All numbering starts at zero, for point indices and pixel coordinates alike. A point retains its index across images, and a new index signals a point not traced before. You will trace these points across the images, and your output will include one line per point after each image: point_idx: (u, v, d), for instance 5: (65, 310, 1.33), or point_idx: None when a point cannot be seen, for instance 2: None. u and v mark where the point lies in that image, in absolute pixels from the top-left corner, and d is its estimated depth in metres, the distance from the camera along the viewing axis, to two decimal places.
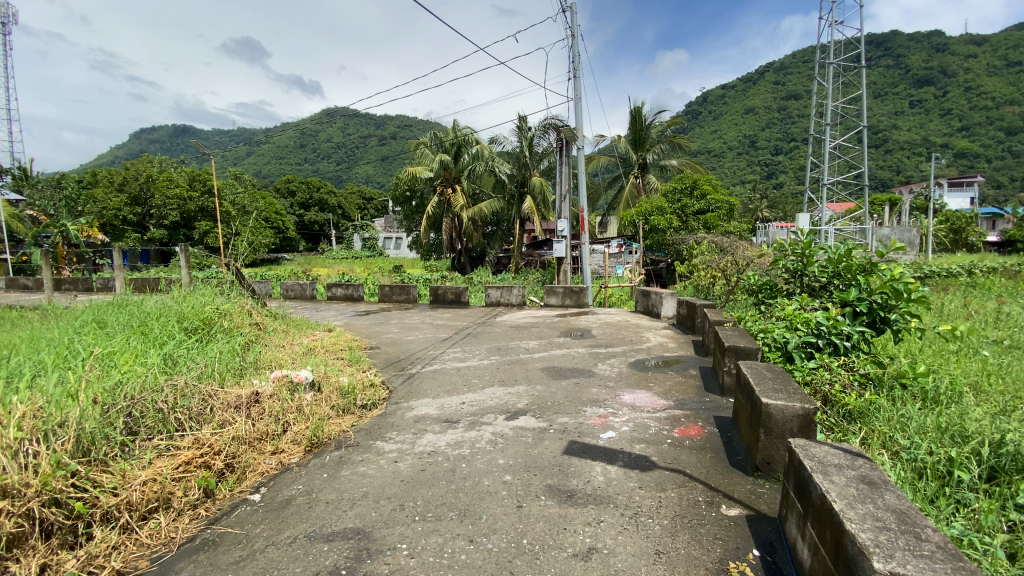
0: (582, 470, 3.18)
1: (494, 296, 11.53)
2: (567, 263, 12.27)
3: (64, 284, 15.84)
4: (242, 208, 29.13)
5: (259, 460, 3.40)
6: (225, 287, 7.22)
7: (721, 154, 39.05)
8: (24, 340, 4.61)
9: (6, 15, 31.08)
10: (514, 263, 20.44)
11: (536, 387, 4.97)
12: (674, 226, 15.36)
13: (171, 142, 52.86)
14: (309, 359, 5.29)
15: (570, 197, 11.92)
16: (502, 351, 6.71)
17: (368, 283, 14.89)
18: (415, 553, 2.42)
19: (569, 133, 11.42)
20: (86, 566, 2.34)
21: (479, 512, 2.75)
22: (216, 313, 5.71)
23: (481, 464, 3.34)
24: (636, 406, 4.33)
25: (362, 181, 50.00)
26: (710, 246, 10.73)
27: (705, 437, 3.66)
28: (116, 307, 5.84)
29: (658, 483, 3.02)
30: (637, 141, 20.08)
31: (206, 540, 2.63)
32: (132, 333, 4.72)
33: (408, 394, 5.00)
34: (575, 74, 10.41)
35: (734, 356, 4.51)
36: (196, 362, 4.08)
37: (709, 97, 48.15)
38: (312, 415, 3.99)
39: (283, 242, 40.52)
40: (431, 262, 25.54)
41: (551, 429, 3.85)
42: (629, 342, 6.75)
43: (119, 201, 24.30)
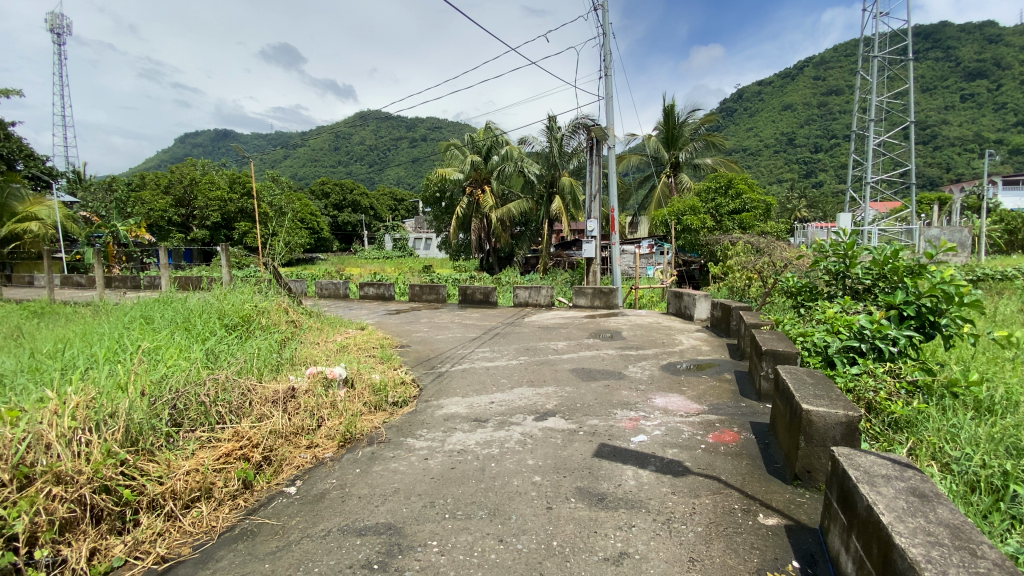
0: (613, 474, 3.13)
1: (522, 296, 11.53)
2: (596, 263, 12.10)
3: (114, 282, 16.64)
4: (278, 209, 30.05)
5: (295, 454, 3.51)
6: (263, 285, 7.44)
7: (758, 152, 37.89)
8: (78, 335, 4.84)
9: (62, 25, 33.09)
10: (543, 263, 20.41)
11: (565, 389, 4.94)
12: (707, 226, 14.96)
13: (213, 147, 55.18)
14: (342, 357, 5.39)
15: (600, 196, 11.75)
16: (531, 351, 6.70)
17: (400, 283, 15.00)
18: (445, 550, 2.43)
19: (599, 132, 11.32)
20: (133, 551, 2.49)
21: (509, 511, 2.75)
22: (255, 311, 5.90)
23: (510, 463, 3.33)
24: (668, 409, 4.25)
25: (393, 182, 50.69)
26: (746, 247, 10.47)
27: (741, 443, 3.55)
28: (162, 304, 6.10)
29: (692, 489, 2.94)
30: (670, 140, 19.74)
31: (245, 529, 2.71)
32: (177, 328, 4.94)
33: (438, 393, 5.03)
34: (607, 73, 10.29)
35: (772, 360, 4.37)
36: (236, 358, 4.19)
37: (745, 94, 46.78)
38: (345, 411, 4.09)
39: (318, 242, 41.53)
40: (460, 262, 25.82)
41: (581, 431, 3.81)
42: (661, 345, 6.62)
43: (165, 203, 25.43)
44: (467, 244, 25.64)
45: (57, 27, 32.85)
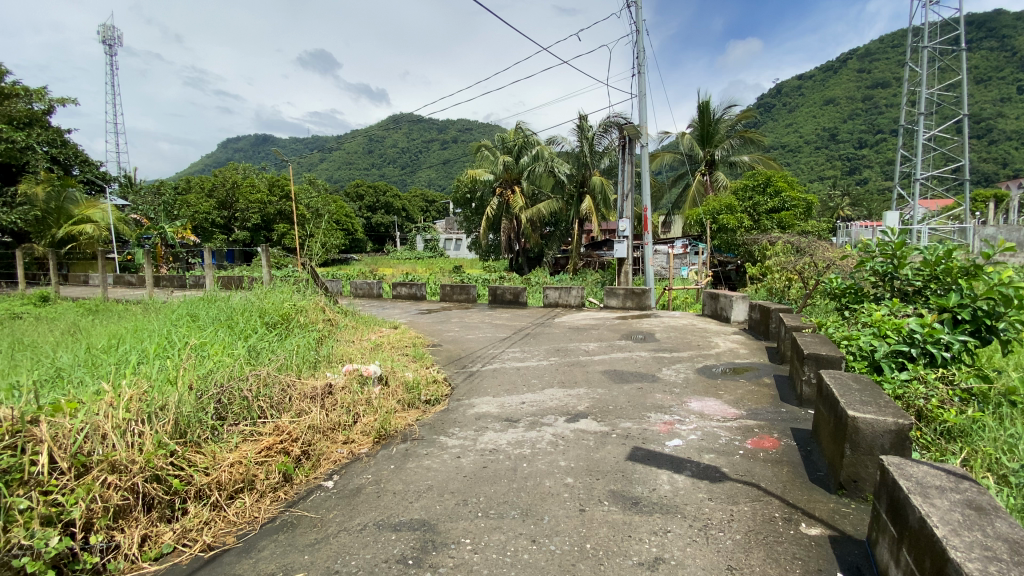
0: (647, 478, 3.08)
1: (552, 296, 11.49)
2: (628, 264, 11.94)
3: (162, 281, 17.51)
4: (315, 210, 30.93)
5: (332, 449, 3.59)
6: (300, 284, 7.67)
7: (797, 149, 36.57)
8: (130, 332, 5.09)
9: (112, 37, 34.89)
10: (573, 264, 20.26)
11: (597, 391, 4.88)
12: (744, 226, 14.52)
13: (254, 151, 57.40)
14: (376, 355, 5.51)
15: (633, 196, 11.60)
16: (561, 352, 6.66)
17: (431, 283, 15.16)
18: (478, 548, 2.44)
19: (632, 130, 11.15)
20: (181, 538, 2.61)
21: (541, 513, 2.73)
22: (293, 310, 6.11)
23: (542, 464, 3.32)
24: (704, 413, 4.15)
25: (425, 184, 51.41)
26: (786, 246, 10.12)
27: (781, 449, 3.44)
28: (207, 303, 6.36)
29: (730, 496, 2.86)
30: (704, 137, 19.31)
31: (285, 521, 2.80)
32: (221, 325, 5.15)
33: (469, 392, 5.07)
34: (640, 70, 10.13)
35: (814, 365, 4.17)
36: (277, 355, 4.32)
37: (784, 88, 45.21)
38: (380, 408, 4.17)
39: (353, 243, 42.51)
40: (490, 262, 25.97)
41: (614, 434, 3.76)
42: (697, 347, 6.46)
43: (209, 205, 26.52)
44: (497, 244, 25.72)
45: (108, 38, 34.71)
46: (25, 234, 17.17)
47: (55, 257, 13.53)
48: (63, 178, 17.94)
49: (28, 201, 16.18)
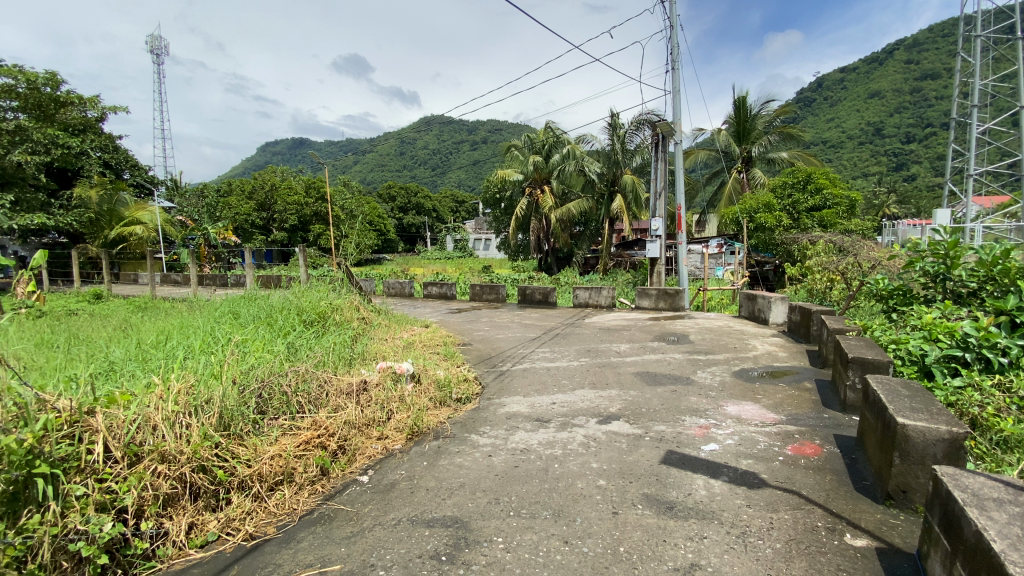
0: (682, 482, 3.02)
1: (582, 297, 11.41)
2: (661, 264, 11.74)
3: (206, 280, 18.25)
4: (349, 212, 31.64)
5: (367, 444, 3.67)
6: (336, 284, 7.86)
7: (840, 144, 35.15)
8: (176, 328, 5.33)
9: (159, 47, 36.59)
10: (603, 263, 20.04)
11: (630, 393, 4.81)
12: (783, 224, 14.04)
13: (291, 154, 59.25)
14: (409, 352, 5.61)
15: (666, 194, 11.38)
16: (593, 352, 6.60)
17: (461, 283, 15.27)
18: (510, 547, 2.44)
19: (665, 128, 10.92)
20: (225, 527, 2.71)
21: (574, 514, 2.72)
22: (329, 308, 6.28)
23: (574, 465, 3.30)
24: (741, 418, 4.04)
25: (455, 184, 51.86)
26: (828, 246, 9.73)
27: (824, 457, 3.31)
28: (248, 301, 6.59)
29: (769, 503, 2.77)
30: (741, 134, 18.78)
31: (323, 514, 2.87)
32: (261, 323, 5.35)
33: (500, 391, 5.09)
34: (674, 66, 9.94)
35: (859, 369, 3.93)
36: (314, 352, 4.45)
37: (825, 82, 43.47)
38: (412, 405, 4.24)
39: (385, 243, 43.27)
40: (519, 262, 26.04)
41: (647, 437, 3.70)
42: (733, 350, 6.29)
43: (249, 207, 27.53)
44: (526, 244, 25.75)
45: (156, 48, 36.42)
46: (80, 234, 18.27)
47: (107, 257, 14.30)
48: (114, 182, 18.95)
49: (83, 204, 17.25)
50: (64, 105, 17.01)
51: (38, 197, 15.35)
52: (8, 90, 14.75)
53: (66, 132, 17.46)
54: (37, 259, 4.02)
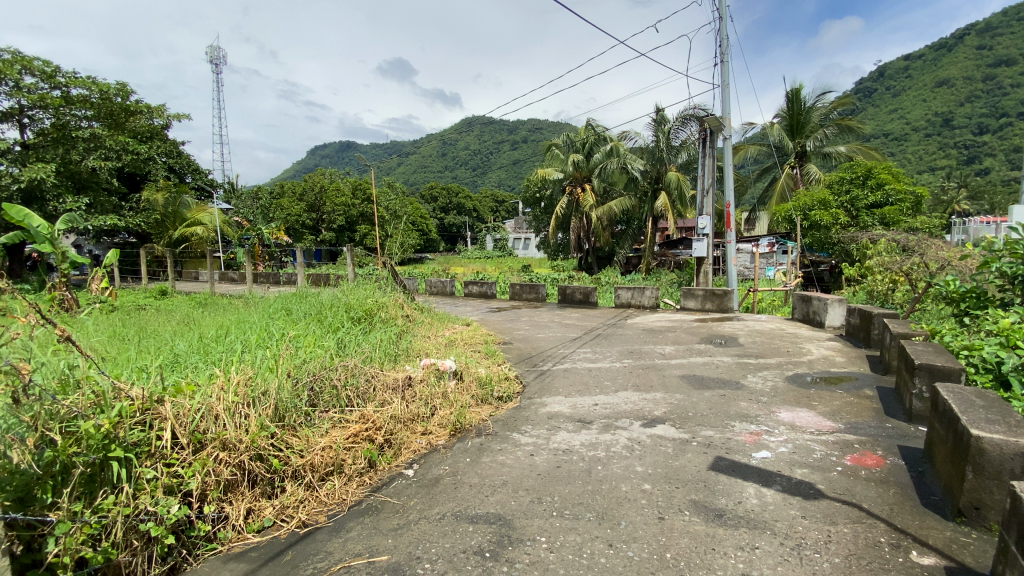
0: (731, 490, 2.92)
1: (624, 297, 11.23)
2: (708, 263, 11.39)
3: (260, 278, 19.13)
4: (393, 212, 32.41)
5: (412, 439, 3.76)
6: (381, 282, 8.07)
7: (903, 137, 32.98)
8: (234, 323, 5.62)
9: (218, 57, 38.74)
10: (646, 263, 19.62)
11: (675, 396, 4.69)
12: (840, 222, 13.35)
13: (339, 157, 61.36)
14: (451, 350, 5.69)
15: (714, 191, 11.02)
16: (636, 354, 6.47)
17: (501, 282, 15.33)
18: (554, 548, 2.43)
19: (713, 122, 10.56)
20: (280, 514, 2.84)
21: (618, 517, 2.68)
22: (376, 306, 6.48)
23: (618, 468, 3.25)
24: (795, 425, 3.86)
25: (496, 184, 52.19)
26: (891, 245, 9.15)
27: (888, 469, 3.12)
28: (299, 298, 6.86)
29: (827, 515, 2.64)
30: (795, 128, 17.96)
31: (370, 505, 2.95)
32: (312, 319, 5.57)
33: (541, 390, 5.09)
34: (723, 58, 9.61)
35: (927, 377, 3.69)
36: (361, 347, 4.59)
37: (887, 71, 40.85)
38: (455, 402, 4.31)
39: (427, 243, 44.03)
40: (559, 262, 25.97)
41: (694, 442, 3.60)
42: (786, 354, 6.01)
43: (300, 209, 28.70)
44: (566, 244, 25.65)
45: (216, 57, 38.56)
46: (147, 234, 19.57)
47: (172, 255, 15.24)
48: (178, 185, 20.26)
49: (150, 206, 18.56)
50: (134, 113, 18.11)
51: (111, 199, 16.53)
52: (83, 100, 15.92)
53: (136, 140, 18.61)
54: (110, 258, 4.25)
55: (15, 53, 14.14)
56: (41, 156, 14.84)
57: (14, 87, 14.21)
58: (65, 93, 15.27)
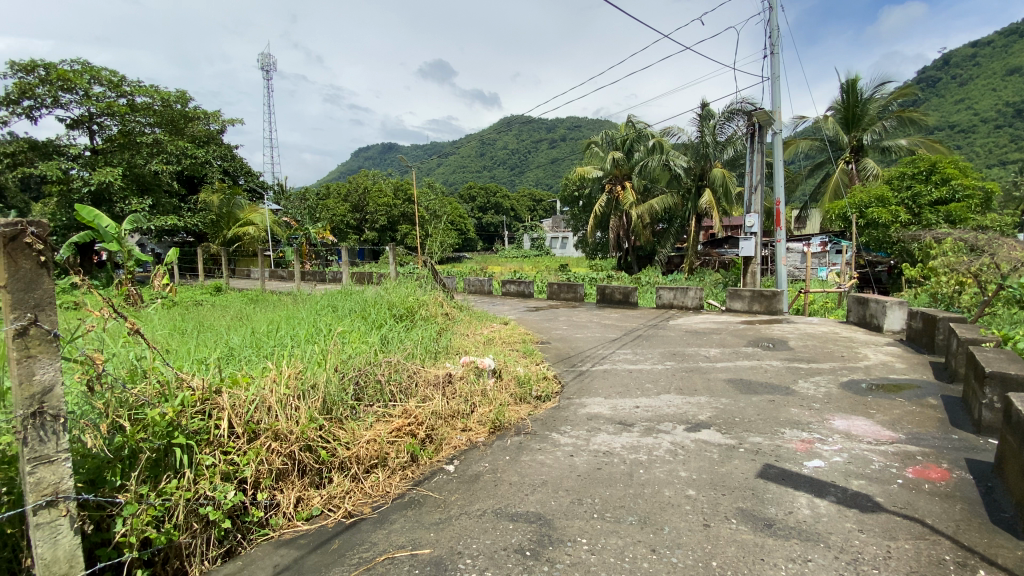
0: (782, 499, 2.80)
1: (666, 297, 11.00)
2: (756, 264, 10.97)
3: (308, 276, 19.86)
4: (433, 212, 32.96)
5: (453, 435, 3.82)
6: (422, 280, 8.23)
7: (971, 129, 30.70)
8: (284, 319, 5.87)
9: (268, 64, 40.50)
10: (688, 263, 19.12)
11: (721, 400, 4.55)
12: (900, 220, 12.59)
13: (381, 159, 62.96)
14: (489, 348, 5.74)
15: (763, 187, 10.59)
16: (678, 356, 6.33)
17: (539, 282, 15.32)
18: (595, 550, 2.41)
19: (762, 117, 10.15)
20: (327, 503, 2.95)
21: (661, 522, 2.63)
22: (417, 303, 6.62)
23: (660, 473, 3.18)
24: (851, 434, 3.68)
25: (533, 183, 52.23)
26: (958, 244, 8.55)
27: (953, 484, 2.91)
28: (344, 296, 7.09)
29: (886, 530, 2.50)
30: (850, 121, 17.08)
31: (412, 499, 3.02)
32: (357, 316, 5.74)
33: (581, 391, 5.06)
34: (773, 50, 9.24)
35: (999, 387, 3.43)
36: (404, 343, 4.69)
37: (953, 59, 38.12)
38: (494, 400, 4.35)
39: (465, 243, 44.51)
40: (597, 261, 25.74)
41: (741, 448, 3.48)
42: (840, 359, 5.72)
43: (344, 209, 29.63)
44: (605, 243, 25.37)
45: (267, 64, 40.31)
46: (204, 234, 20.72)
47: (225, 253, 15.99)
48: (232, 187, 21.39)
49: (206, 207, 19.87)
50: (192, 119, 19.15)
51: (171, 201, 17.58)
52: (147, 108, 16.97)
53: (194, 144, 19.67)
54: (171, 256, 4.49)
55: (85, 64, 15.21)
56: (109, 161, 15.93)
57: (84, 96, 15.26)
58: (131, 101, 16.31)
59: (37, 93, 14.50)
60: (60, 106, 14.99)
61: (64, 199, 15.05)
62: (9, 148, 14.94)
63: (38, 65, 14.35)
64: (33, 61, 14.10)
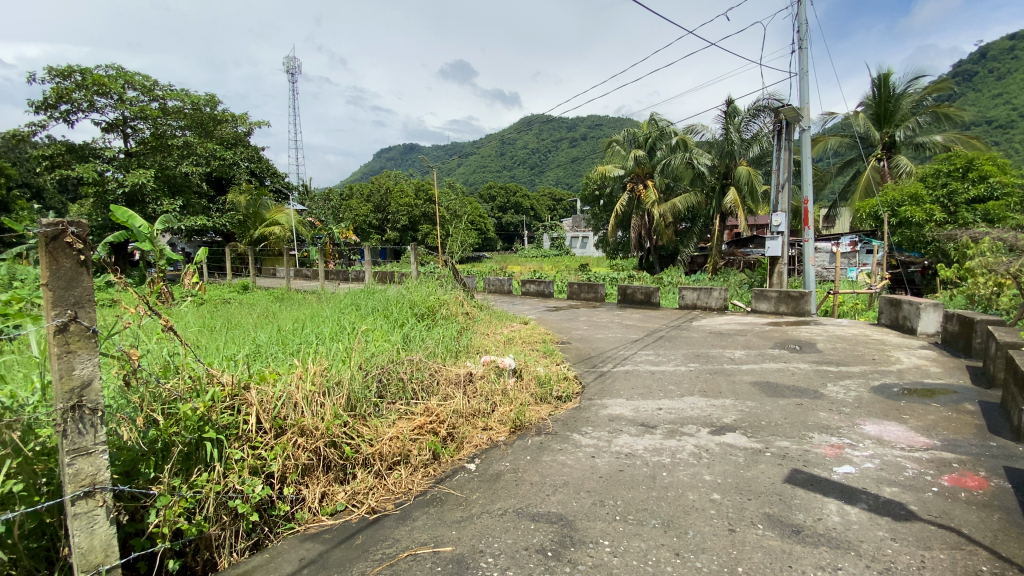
0: (810, 505, 2.74)
1: (689, 298, 10.84)
2: (783, 264, 10.73)
3: (331, 274, 20.18)
4: (453, 212, 33.14)
5: (474, 434, 3.83)
6: (442, 280, 8.28)
7: (1011, 124, 29.42)
8: (308, 317, 5.99)
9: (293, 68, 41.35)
10: (712, 263, 18.79)
11: (746, 403, 4.46)
12: (935, 219, 12.14)
13: (403, 159, 63.63)
14: (509, 347, 5.74)
15: (790, 186, 10.35)
16: (702, 358, 6.22)
17: (559, 281, 15.27)
18: (618, 552, 2.39)
19: (790, 113, 9.92)
20: (351, 499, 3.00)
21: (685, 526, 2.59)
22: (438, 302, 6.66)
23: (684, 476, 3.14)
24: (882, 440, 3.57)
25: (553, 182, 52.05)
26: (998, 244, 8.21)
27: (992, 493, 2.80)
28: (367, 294, 7.18)
29: (920, 540, 2.41)
30: (883, 116, 16.58)
31: (434, 496, 3.04)
32: (380, 314, 5.82)
33: (602, 392, 5.02)
34: (801, 45, 9.03)
35: None
36: (425, 342, 4.74)
37: (991, 50, 36.59)
38: (515, 399, 4.35)
39: (485, 242, 44.63)
40: (618, 261, 25.54)
41: (768, 453, 3.41)
42: (871, 363, 5.55)
43: (366, 209, 30.03)
44: (626, 242, 25.16)
45: (292, 67, 41.16)
46: (232, 234, 21.25)
47: (252, 253, 16.31)
48: (258, 188, 21.89)
49: (234, 208, 20.36)
50: (221, 122, 19.66)
51: (201, 202, 18.08)
52: (178, 112, 17.50)
53: (223, 146, 20.17)
54: (200, 255, 4.61)
55: (119, 69, 15.75)
56: (143, 163, 16.48)
57: (118, 100, 15.80)
58: (163, 105, 16.82)
59: (73, 97, 15.09)
60: (95, 110, 15.54)
61: (99, 200, 15.60)
62: (48, 151, 15.59)
63: (75, 70, 14.93)
64: (70, 67, 14.68)
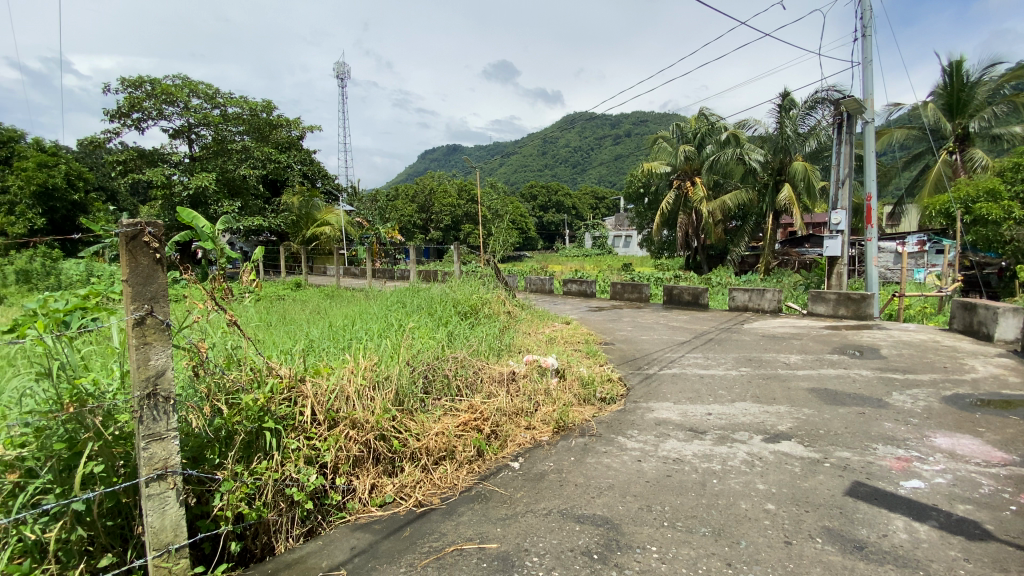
0: (874, 521, 2.58)
1: (739, 299, 10.47)
2: (842, 264, 10.16)
3: (377, 273, 20.77)
4: (495, 212, 33.38)
5: (517, 432, 3.85)
6: (485, 279, 8.35)
7: None
8: (357, 314, 6.19)
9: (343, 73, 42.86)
10: (765, 262, 18.02)
11: (803, 411, 4.26)
12: (1015, 216, 11.16)
13: (447, 160, 64.71)
14: (552, 347, 5.73)
15: (852, 182, 9.78)
16: (755, 362, 5.98)
17: (601, 281, 15.09)
18: (666, 559, 2.35)
19: (852, 105, 9.35)
20: (399, 492, 3.08)
21: (737, 535, 2.51)
22: (480, 301, 6.74)
23: (736, 484, 3.04)
24: (955, 453, 3.32)
25: (596, 181, 51.46)
26: None
27: None
28: (412, 292, 7.36)
29: (997, 562, 2.23)
30: (954, 106, 15.47)
31: (479, 493, 3.08)
32: (425, 312, 5.95)
33: (648, 395, 4.93)
34: (865, 32, 8.51)
35: None
36: (469, 340, 4.81)
37: None
38: (558, 400, 4.33)
39: (527, 241, 44.68)
40: (662, 261, 24.97)
41: (826, 463, 3.25)
42: (943, 371, 5.17)
43: (411, 210, 30.71)
44: (671, 241, 24.56)
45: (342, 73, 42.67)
46: (285, 233, 22.27)
47: (305, 252, 16.83)
48: (310, 189, 22.79)
49: (288, 208, 21.27)
50: (276, 127, 20.57)
51: (257, 203, 19.02)
52: (238, 118, 18.49)
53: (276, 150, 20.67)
54: (257, 254, 4.83)
55: (185, 79, 16.77)
56: (205, 167, 17.54)
57: (184, 108, 16.83)
58: (223, 111, 17.79)
59: (144, 106, 16.24)
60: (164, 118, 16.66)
61: (166, 202, 16.68)
62: (122, 156, 16.84)
63: (146, 81, 16.06)
64: (142, 78, 15.81)
